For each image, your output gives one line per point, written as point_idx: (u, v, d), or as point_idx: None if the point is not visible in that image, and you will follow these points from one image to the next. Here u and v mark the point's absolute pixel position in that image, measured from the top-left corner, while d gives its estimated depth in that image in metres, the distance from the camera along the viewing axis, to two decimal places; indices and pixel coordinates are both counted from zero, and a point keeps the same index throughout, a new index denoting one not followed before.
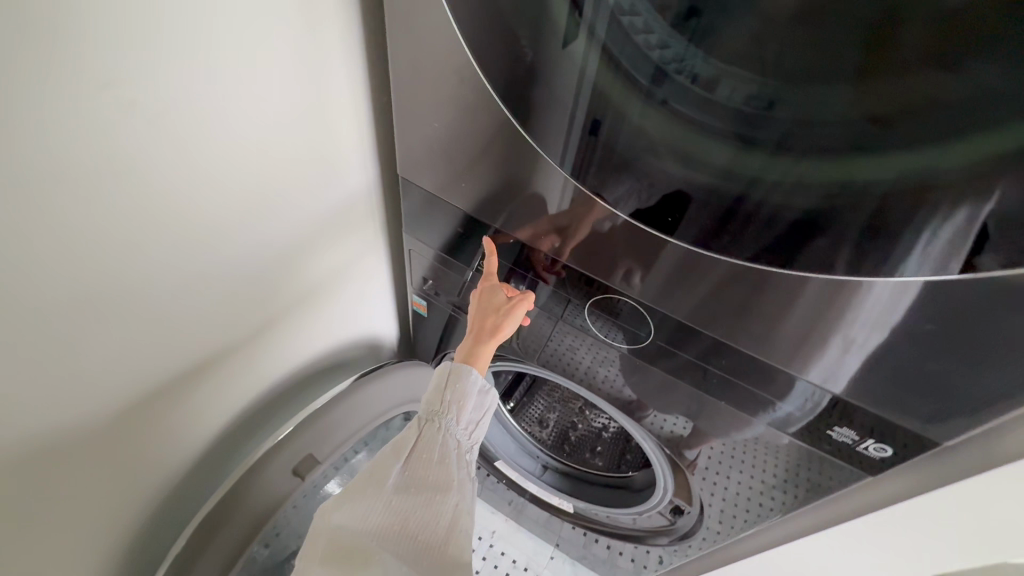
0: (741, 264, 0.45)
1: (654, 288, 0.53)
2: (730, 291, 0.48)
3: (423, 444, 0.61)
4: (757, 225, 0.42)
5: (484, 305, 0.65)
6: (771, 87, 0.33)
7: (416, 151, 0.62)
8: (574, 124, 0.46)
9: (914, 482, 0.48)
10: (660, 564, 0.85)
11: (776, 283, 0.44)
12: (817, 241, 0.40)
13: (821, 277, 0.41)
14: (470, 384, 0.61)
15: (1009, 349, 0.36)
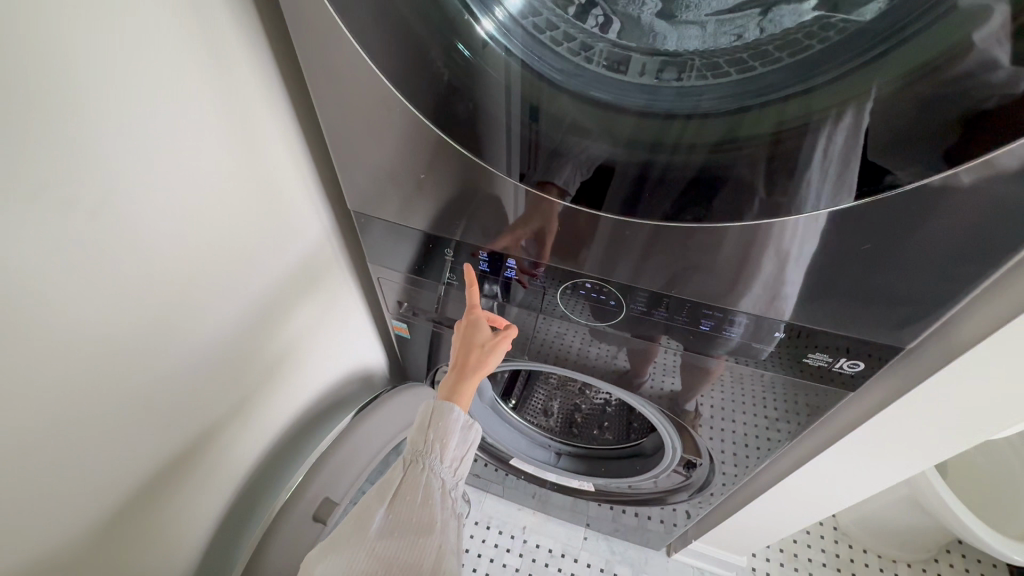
0: (668, 224, 0.47)
1: (598, 259, 0.54)
2: (664, 248, 0.50)
3: (408, 483, 0.58)
4: (673, 183, 0.44)
5: (468, 340, 0.64)
6: (696, 68, 0.38)
7: (361, 184, 0.60)
8: (512, 128, 0.45)
9: (890, 388, 0.56)
10: (688, 517, 0.96)
11: (704, 233, 0.47)
12: (742, 190, 0.42)
13: (738, 224, 0.45)
14: (453, 420, 0.59)
15: (937, 244, 0.42)
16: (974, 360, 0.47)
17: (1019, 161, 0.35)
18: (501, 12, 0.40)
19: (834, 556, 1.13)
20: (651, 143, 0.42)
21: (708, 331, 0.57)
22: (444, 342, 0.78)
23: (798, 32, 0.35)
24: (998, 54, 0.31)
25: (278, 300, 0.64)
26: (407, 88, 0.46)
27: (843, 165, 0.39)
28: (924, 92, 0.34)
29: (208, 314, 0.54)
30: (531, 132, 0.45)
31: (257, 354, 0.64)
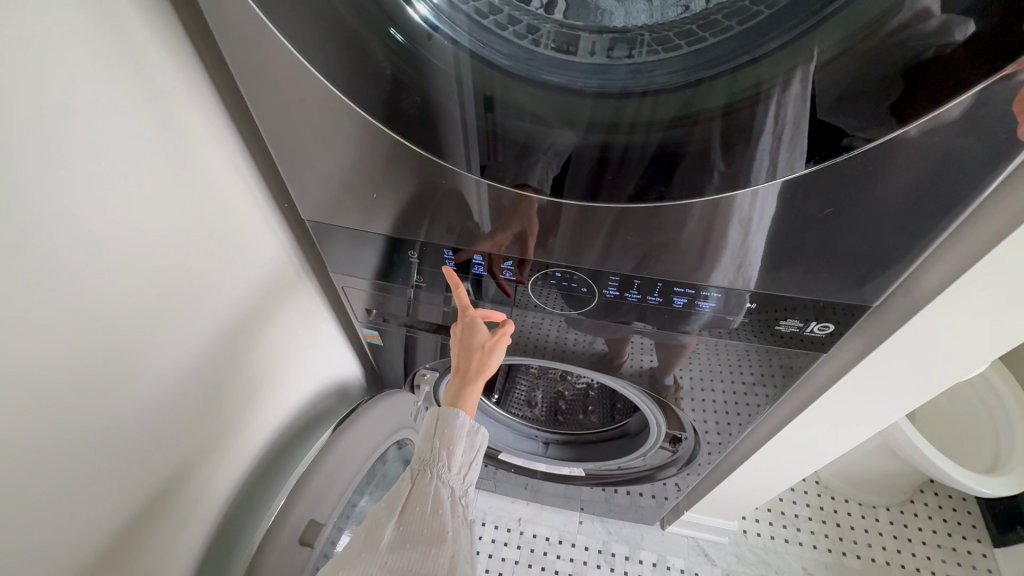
0: (629, 206, 0.47)
1: (565, 248, 0.54)
2: (628, 229, 0.49)
3: (415, 496, 0.56)
4: (633, 162, 0.43)
5: (466, 343, 0.63)
6: (646, 44, 0.38)
7: (314, 192, 0.57)
8: (466, 120, 0.44)
9: (860, 344, 0.57)
10: (679, 490, 0.97)
11: (666, 211, 0.47)
12: (696, 164, 0.42)
13: (700, 200, 0.45)
14: (460, 426, 0.58)
15: (894, 202, 0.43)
16: (937, 311, 0.49)
17: (960, 109, 0.37)
18: None
19: (819, 509, 1.18)
20: (608, 124, 0.41)
21: (681, 308, 0.57)
22: (419, 345, 0.76)
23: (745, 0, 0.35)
24: (929, 4, 0.32)
25: (242, 321, 0.61)
26: (350, 87, 0.44)
27: (794, 131, 0.39)
28: (865, 49, 0.34)
29: (160, 352, 0.51)
30: (486, 124, 0.44)
31: (228, 379, 0.61)
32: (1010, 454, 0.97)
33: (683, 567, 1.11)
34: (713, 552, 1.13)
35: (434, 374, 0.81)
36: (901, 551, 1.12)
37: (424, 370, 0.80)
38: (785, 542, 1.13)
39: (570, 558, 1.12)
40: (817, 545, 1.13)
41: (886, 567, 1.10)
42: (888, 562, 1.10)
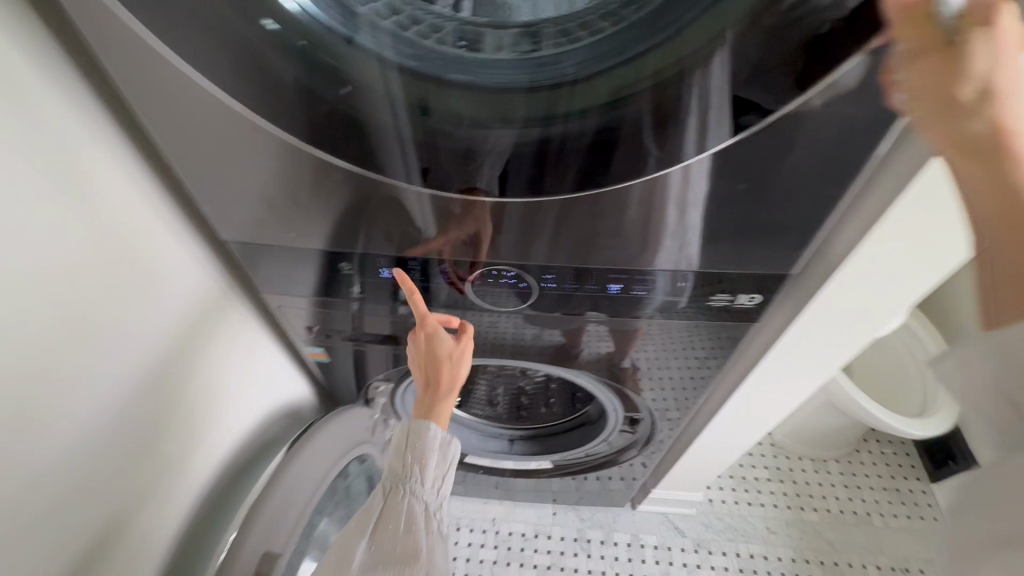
0: (573, 196, 0.47)
1: (514, 244, 0.53)
2: (572, 219, 0.50)
3: (388, 513, 0.56)
4: (572, 152, 0.44)
5: (432, 355, 0.62)
6: (549, 36, 0.41)
7: (239, 211, 0.55)
8: (398, 121, 0.43)
9: (785, 311, 0.60)
10: (646, 468, 1.00)
11: (608, 199, 0.47)
12: (629, 147, 0.43)
13: (639, 181, 0.45)
14: (432, 440, 0.58)
15: (807, 172, 0.45)
16: (851, 271, 0.52)
17: (853, 81, 0.39)
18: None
19: (776, 469, 1.24)
20: (541, 117, 0.42)
21: (619, 293, 0.58)
22: (370, 357, 0.75)
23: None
24: None
25: (172, 352, 0.58)
26: (270, 94, 0.42)
27: (712, 108, 0.40)
28: (769, 25, 0.36)
29: (73, 393, 0.47)
30: (417, 126, 0.43)
31: (166, 413, 0.58)
32: (933, 393, 1.06)
33: (656, 543, 1.14)
34: (684, 525, 1.16)
35: (386, 385, 0.80)
36: (852, 498, 1.19)
37: (377, 382, 0.79)
38: (748, 506, 1.18)
39: (547, 550, 1.13)
40: (777, 504, 1.18)
41: (840, 516, 1.17)
42: (841, 511, 1.17)
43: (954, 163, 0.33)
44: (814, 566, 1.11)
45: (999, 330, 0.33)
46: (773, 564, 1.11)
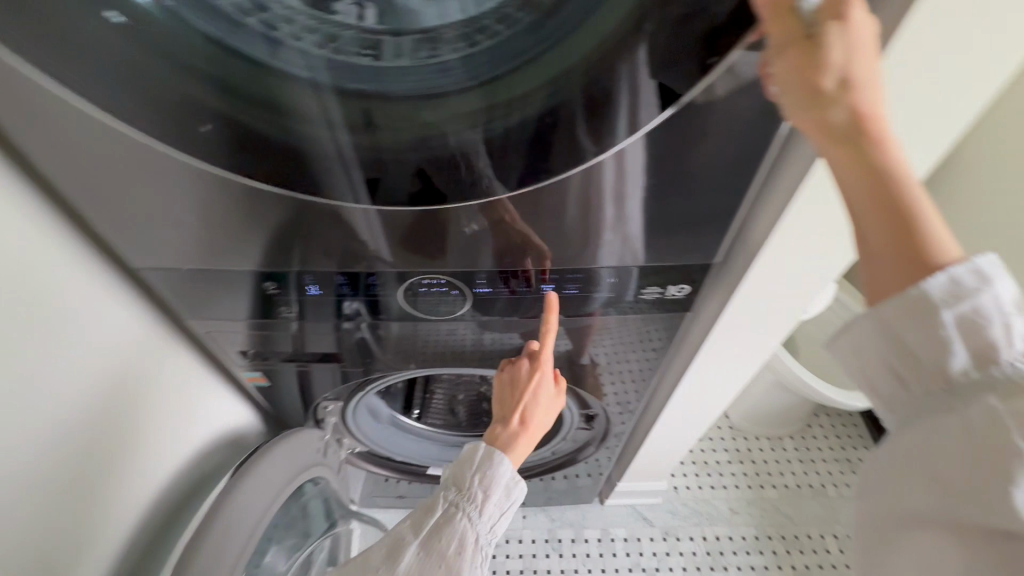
0: (516, 192, 0.46)
1: (461, 246, 0.52)
2: (515, 219, 0.50)
3: (442, 527, 0.57)
4: (512, 147, 0.43)
5: (535, 393, 0.66)
6: (448, 42, 0.38)
7: (156, 233, 0.52)
8: (327, 114, 0.40)
9: (716, 297, 0.62)
10: (608, 462, 1.01)
11: (547, 194, 0.47)
12: (563, 135, 0.42)
13: (578, 169, 0.45)
14: (503, 474, 0.60)
15: (724, 161, 0.47)
16: (770, 254, 0.54)
17: (755, 70, 0.40)
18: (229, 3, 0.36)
19: (735, 451, 1.27)
20: (484, 106, 0.40)
21: (551, 293, 0.59)
22: (314, 377, 0.73)
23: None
24: None
25: (107, 387, 0.54)
26: (181, 109, 0.40)
27: (627, 102, 0.40)
28: (674, 17, 0.36)
29: None
30: (350, 122, 0.41)
31: (97, 452, 0.53)
32: None
33: (626, 536, 1.16)
34: (651, 514, 1.18)
35: (336, 404, 0.79)
36: (807, 472, 1.24)
37: (324, 400, 0.77)
38: (712, 489, 1.22)
39: (519, 554, 1.13)
40: (738, 485, 1.22)
41: (797, 490, 1.22)
42: (798, 485, 1.22)
43: (823, 150, 0.36)
44: (776, 541, 1.15)
45: (881, 306, 0.36)
46: (737, 544, 1.15)
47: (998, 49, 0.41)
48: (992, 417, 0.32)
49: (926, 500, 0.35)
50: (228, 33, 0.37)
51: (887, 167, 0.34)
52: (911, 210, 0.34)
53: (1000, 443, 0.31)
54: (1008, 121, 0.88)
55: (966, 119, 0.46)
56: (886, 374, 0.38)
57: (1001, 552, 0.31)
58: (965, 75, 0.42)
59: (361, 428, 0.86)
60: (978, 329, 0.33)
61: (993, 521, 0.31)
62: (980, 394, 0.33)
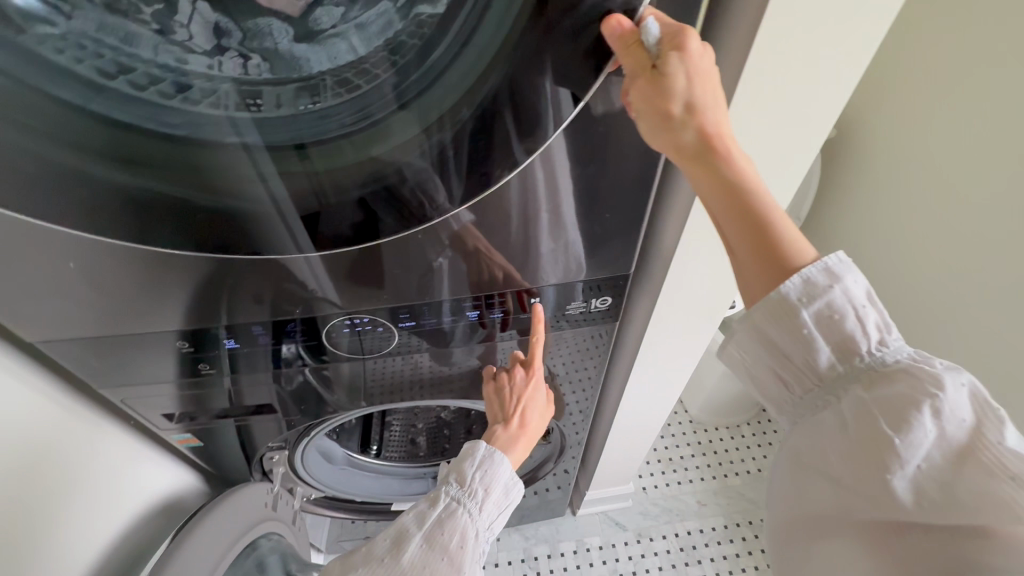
0: (461, 208, 0.46)
1: (405, 273, 0.52)
2: (462, 239, 0.50)
3: (445, 519, 0.55)
4: (451, 163, 0.42)
5: (527, 398, 0.66)
6: (331, 88, 0.37)
7: (59, 304, 0.50)
8: (246, 144, 0.38)
9: (648, 300, 0.64)
10: (572, 473, 1.01)
11: (489, 205, 0.47)
12: (496, 143, 0.41)
13: (516, 173, 0.44)
14: (503, 473, 0.59)
15: (633, 173, 0.48)
16: (688, 255, 0.57)
17: None
18: (92, 67, 0.34)
19: (698, 444, 1.30)
20: (421, 130, 0.39)
21: (478, 319, 0.60)
22: (255, 429, 0.70)
23: (406, 28, 0.35)
24: None
25: (31, 469, 0.50)
26: (62, 181, 0.38)
27: (538, 118, 0.40)
28: (563, 36, 0.37)
29: None
30: (276, 151, 0.39)
31: (25, 540, 0.49)
32: None
33: (601, 544, 1.16)
34: (623, 518, 1.19)
35: (282, 453, 0.76)
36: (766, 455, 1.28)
37: (267, 451, 0.75)
38: (679, 485, 1.24)
39: None
40: (703, 477, 1.25)
41: (759, 474, 1.25)
42: (759, 470, 1.26)
43: (684, 170, 0.40)
44: (744, 528, 1.18)
45: (750, 311, 0.41)
46: (708, 536, 1.17)
47: (852, 45, 0.43)
48: (859, 410, 0.37)
49: (825, 497, 0.39)
50: (101, 101, 0.35)
51: (743, 184, 0.38)
52: (766, 223, 0.38)
53: (873, 435, 0.36)
54: (895, 101, 0.94)
55: (835, 114, 0.48)
56: (771, 376, 0.42)
57: (886, 544, 0.36)
58: (827, 70, 0.44)
59: (315, 475, 0.83)
60: (835, 324, 0.38)
61: (878, 510, 0.36)
62: (848, 384, 0.38)
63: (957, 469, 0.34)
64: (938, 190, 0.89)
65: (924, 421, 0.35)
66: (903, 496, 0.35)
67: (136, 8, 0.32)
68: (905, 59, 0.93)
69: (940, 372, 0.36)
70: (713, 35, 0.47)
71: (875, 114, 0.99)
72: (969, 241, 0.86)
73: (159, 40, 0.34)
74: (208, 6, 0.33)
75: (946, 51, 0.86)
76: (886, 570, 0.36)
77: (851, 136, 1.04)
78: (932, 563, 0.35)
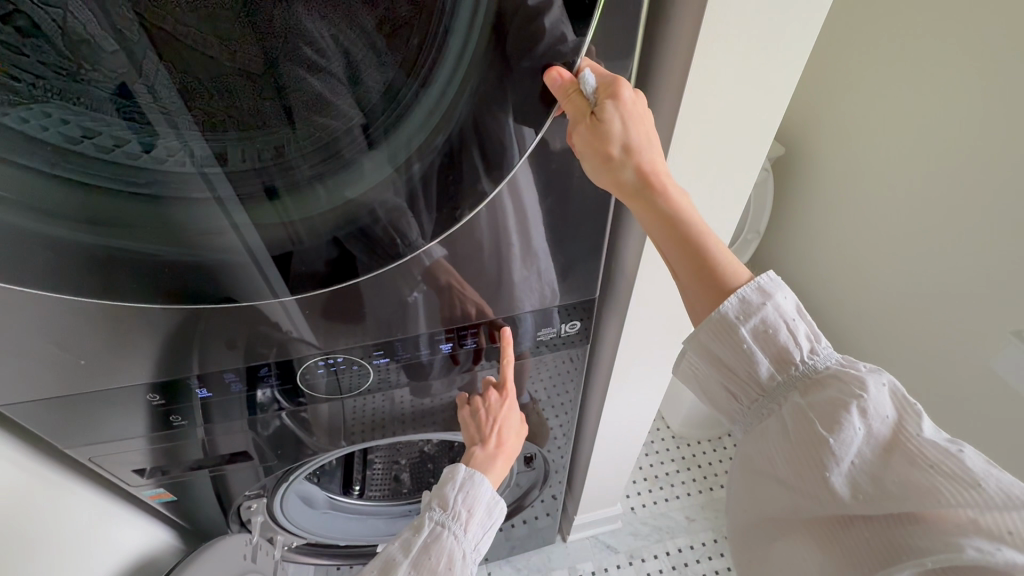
0: (434, 241, 0.47)
1: (380, 309, 0.53)
2: (434, 274, 0.51)
3: (430, 546, 0.54)
4: (421, 201, 0.43)
5: (501, 418, 0.66)
6: (293, 139, 0.39)
7: (24, 365, 0.49)
8: (217, 195, 0.40)
9: (618, 321, 0.67)
10: (559, 500, 1.01)
11: (457, 239, 0.48)
12: (462, 180, 0.43)
13: (484, 206, 0.46)
14: (483, 494, 0.60)
15: (593, 202, 0.51)
16: (651, 275, 0.60)
17: None
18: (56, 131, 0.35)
19: (682, 459, 1.31)
20: (392, 170, 0.41)
21: (454, 350, 0.60)
22: (232, 478, 0.68)
23: (367, 80, 0.37)
24: (565, 29, 0.37)
25: None
26: (27, 244, 0.38)
27: (501, 155, 0.42)
28: (518, 80, 0.39)
29: None
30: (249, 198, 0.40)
31: None
32: None
33: (593, 569, 1.15)
34: (613, 541, 1.18)
35: (260, 501, 0.74)
36: None
37: (243, 500, 0.73)
38: (666, 502, 1.24)
39: None
40: (690, 492, 1.26)
41: None
42: None
43: (628, 204, 0.45)
44: None
45: (695, 330, 0.44)
46: (699, 551, 1.17)
47: (781, 77, 0.47)
48: (797, 412, 0.40)
49: (778, 499, 0.41)
50: (67, 165, 0.36)
51: (677, 215, 0.43)
52: (701, 247, 0.43)
53: (811, 436, 0.38)
54: (839, 120, 1.01)
55: (769, 139, 0.52)
56: (722, 391, 0.45)
57: (835, 535, 0.38)
58: (760, 100, 0.48)
59: (296, 521, 0.81)
60: (771, 338, 0.41)
61: (824, 506, 0.38)
62: (786, 392, 0.41)
63: (884, 461, 0.36)
64: (886, 198, 0.95)
65: (853, 420, 0.37)
66: (841, 491, 0.37)
67: (100, 73, 0.33)
68: (842, 80, 1.00)
69: (863, 374, 0.39)
70: (656, 72, 0.50)
71: (820, 132, 1.05)
72: (917, 246, 0.91)
73: (120, 104, 0.35)
74: (173, 66, 0.34)
75: (878, 71, 0.93)
76: (835, 563, 0.38)
77: (800, 153, 1.11)
78: (872, 551, 0.36)
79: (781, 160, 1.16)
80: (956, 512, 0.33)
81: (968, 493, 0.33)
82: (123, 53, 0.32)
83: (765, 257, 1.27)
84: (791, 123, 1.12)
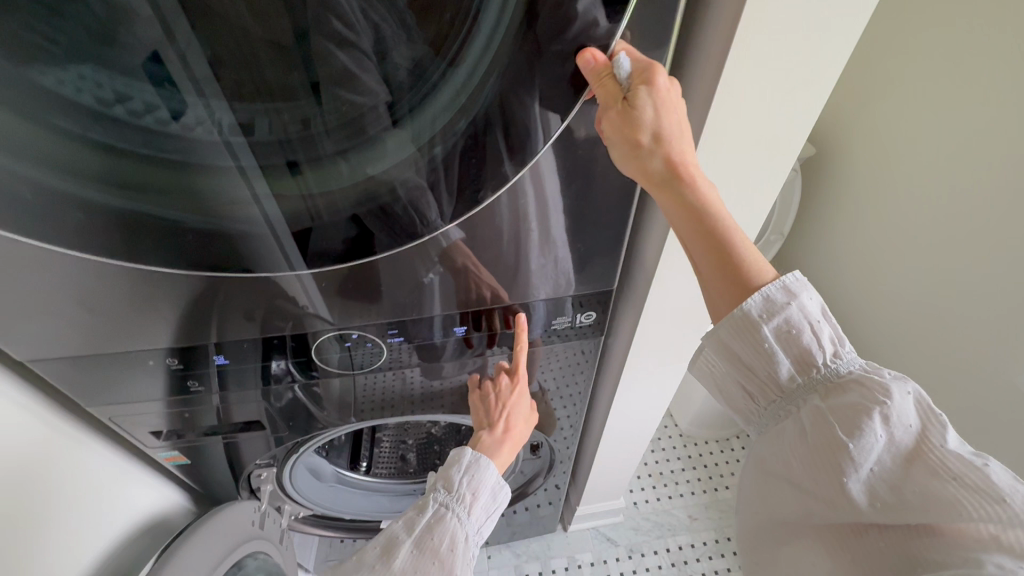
0: (453, 223, 0.47)
1: (396, 288, 0.53)
2: (451, 256, 0.51)
3: (434, 526, 0.55)
4: (443, 181, 0.43)
5: (511, 406, 0.66)
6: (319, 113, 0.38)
7: (52, 324, 0.50)
8: (242, 165, 0.40)
9: (633, 314, 0.66)
10: (562, 490, 1.01)
11: (477, 222, 0.48)
12: (486, 162, 0.43)
13: (505, 190, 0.46)
14: (489, 478, 0.60)
15: (616, 192, 0.50)
16: (670, 270, 0.59)
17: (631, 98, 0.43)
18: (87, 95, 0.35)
19: (689, 458, 1.30)
20: (416, 149, 0.41)
21: (467, 334, 0.61)
22: (243, 446, 0.70)
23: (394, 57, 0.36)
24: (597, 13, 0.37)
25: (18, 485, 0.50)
26: (60, 204, 0.39)
27: (525, 139, 0.42)
28: (547, 63, 0.38)
29: None
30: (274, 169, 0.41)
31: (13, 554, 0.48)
32: None
33: (592, 560, 1.15)
34: (614, 534, 1.19)
35: (269, 470, 0.75)
36: None
37: (254, 468, 0.74)
38: (670, 499, 1.24)
39: None
40: (694, 491, 1.25)
41: None
42: None
43: (654, 194, 0.44)
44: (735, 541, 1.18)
45: (716, 325, 0.43)
46: (699, 550, 1.17)
47: (818, 72, 0.45)
48: (814, 414, 0.39)
49: (790, 502, 0.41)
50: (99, 130, 0.36)
51: (705, 207, 0.42)
52: (727, 241, 0.42)
53: (829, 440, 0.38)
54: (874, 122, 0.98)
55: (802, 138, 0.50)
56: (739, 390, 0.44)
57: (846, 541, 0.38)
58: (795, 95, 0.47)
59: (304, 492, 0.83)
60: (793, 339, 0.40)
61: (837, 512, 0.37)
62: (805, 394, 0.40)
63: (904, 471, 0.35)
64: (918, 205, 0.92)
65: (874, 428, 0.36)
66: (856, 497, 0.36)
67: (132, 38, 0.33)
68: (880, 80, 0.97)
69: (887, 381, 0.38)
70: (688, 62, 0.48)
71: (853, 133, 1.02)
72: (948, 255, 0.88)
73: (150, 70, 0.35)
74: (204, 33, 0.34)
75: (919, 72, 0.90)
76: (844, 569, 0.37)
77: (831, 155, 1.08)
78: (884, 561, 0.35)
79: (811, 160, 1.13)
80: (975, 527, 0.33)
81: (989, 507, 0.32)
82: (157, 18, 0.33)
83: (787, 260, 1.25)
84: (824, 123, 1.09)
